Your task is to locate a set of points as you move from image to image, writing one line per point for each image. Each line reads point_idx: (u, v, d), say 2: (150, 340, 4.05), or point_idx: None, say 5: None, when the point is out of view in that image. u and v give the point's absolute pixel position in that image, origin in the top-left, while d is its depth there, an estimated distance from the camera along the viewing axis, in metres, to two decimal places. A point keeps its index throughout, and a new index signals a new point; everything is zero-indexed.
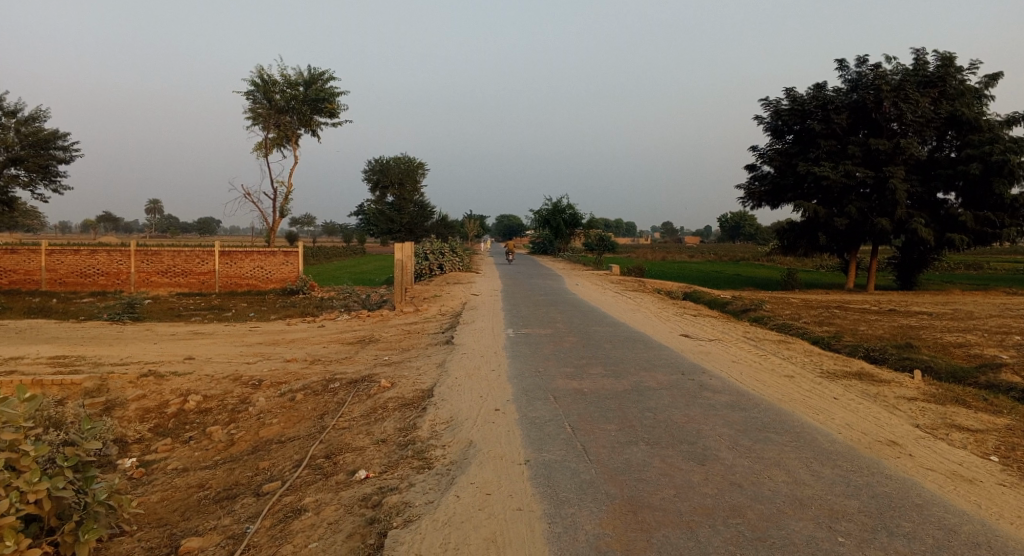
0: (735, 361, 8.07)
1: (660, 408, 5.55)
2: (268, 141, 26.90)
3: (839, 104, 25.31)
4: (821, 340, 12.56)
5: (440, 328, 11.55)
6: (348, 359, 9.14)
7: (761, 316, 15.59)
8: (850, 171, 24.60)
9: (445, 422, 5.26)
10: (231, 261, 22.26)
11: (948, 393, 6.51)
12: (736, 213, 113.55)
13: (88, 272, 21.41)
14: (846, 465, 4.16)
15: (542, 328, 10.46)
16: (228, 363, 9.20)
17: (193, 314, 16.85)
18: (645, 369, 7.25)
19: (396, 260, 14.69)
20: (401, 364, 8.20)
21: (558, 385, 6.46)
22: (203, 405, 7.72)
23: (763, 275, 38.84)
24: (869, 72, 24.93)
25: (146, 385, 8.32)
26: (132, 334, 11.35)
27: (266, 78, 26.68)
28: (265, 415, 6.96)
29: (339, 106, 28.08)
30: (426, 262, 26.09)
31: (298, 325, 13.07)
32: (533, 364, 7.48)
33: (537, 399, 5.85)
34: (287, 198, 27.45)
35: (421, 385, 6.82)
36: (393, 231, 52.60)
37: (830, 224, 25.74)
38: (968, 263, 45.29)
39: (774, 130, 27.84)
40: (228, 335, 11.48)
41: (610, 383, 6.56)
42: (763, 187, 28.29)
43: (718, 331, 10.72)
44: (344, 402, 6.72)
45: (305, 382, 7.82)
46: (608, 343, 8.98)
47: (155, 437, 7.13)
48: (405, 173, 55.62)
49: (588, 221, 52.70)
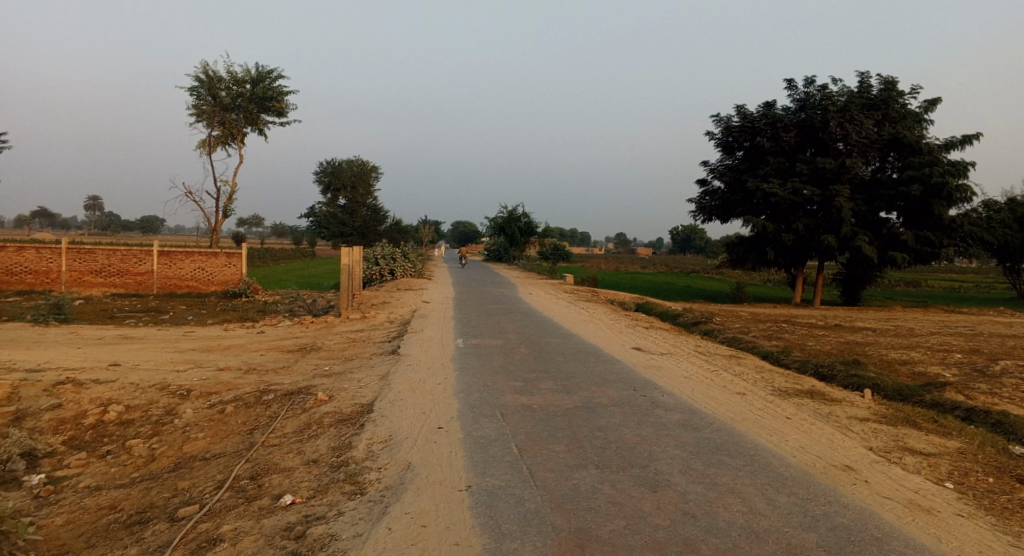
0: (687, 376, 8.01)
1: (611, 427, 5.34)
2: (212, 140, 25.72)
3: (788, 123, 26.18)
4: (771, 355, 12.78)
5: (388, 337, 11.09)
6: (287, 368, 8.57)
7: (712, 329, 15.80)
8: (798, 188, 25.47)
9: (383, 442, 4.88)
10: (171, 262, 21.03)
11: (898, 414, 6.60)
12: (688, 227, 116.72)
13: (10, 269, 19.73)
14: (802, 493, 4.05)
15: (492, 339, 10.17)
16: (155, 371, 8.23)
17: (126, 316, 15.71)
18: (596, 384, 7.06)
19: (344, 265, 14.13)
20: (343, 376, 7.73)
21: (506, 401, 6.17)
22: (126, 416, 6.68)
23: (713, 288, 39.80)
24: (817, 93, 25.95)
25: (63, 394, 7.13)
26: (52, 337, 10.33)
27: (210, 74, 25.50)
28: (192, 429, 6.21)
29: (288, 106, 27.12)
30: (377, 267, 25.44)
31: (237, 331, 12.27)
32: (480, 378, 7.17)
33: (482, 416, 5.55)
34: (230, 199, 26.51)
35: (361, 399, 6.41)
36: (345, 234, 51.21)
37: (778, 239, 26.57)
38: (901, 281, 47.82)
39: (725, 146, 28.58)
40: (159, 340, 10.60)
41: (560, 399, 6.33)
42: (714, 201, 29.00)
43: (672, 345, 10.71)
44: (276, 416, 6.22)
45: (237, 393, 7.25)
46: (559, 355, 8.77)
47: (68, 450, 6.01)
48: (359, 176, 54.63)
49: (544, 230, 52.93)
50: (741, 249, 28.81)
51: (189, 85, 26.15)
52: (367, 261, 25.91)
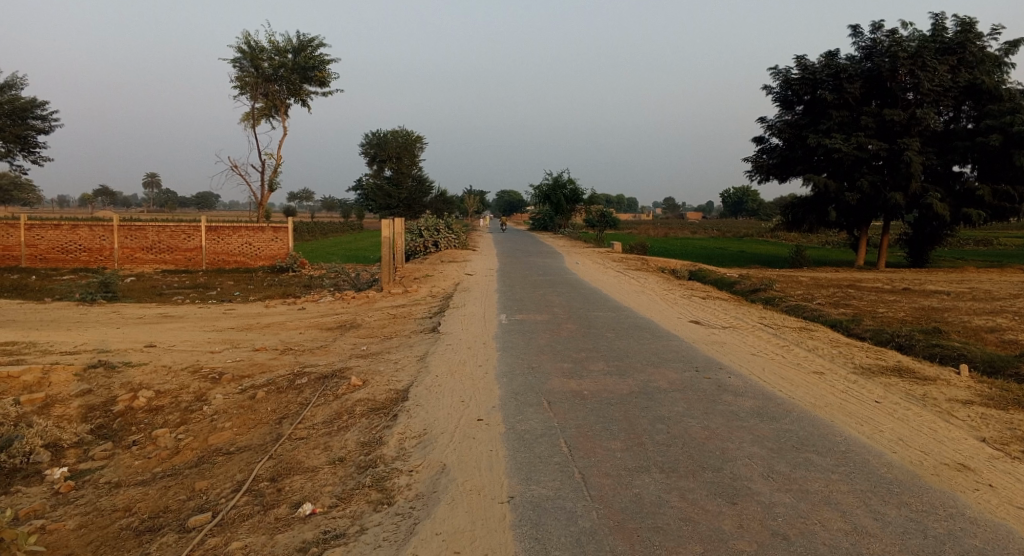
0: (753, 353, 7.19)
1: (674, 417, 4.66)
2: (256, 112, 25.77)
3: (852, 73, 23.98)
4: (839, 324, 11.68)
5: (428, 312, 10.65)
6: (323, 348, 8.23)
7: (773, 297, 14.72)
8: (863, 143, 23.38)
9: (416, 438, 4.38)
10: (219, 238, 21.33)
11: (1007, 394, 5.63)
12: (738, 189, 112.03)
13: (70, 248, 20.42)
14: (914, 502, 3.27)
15: (537, 314, 9.55)
16: (189, 353, 8.06)
17: (176, 293, 15.98)
18: (653, 365, 6.36)
19: (384, 237, 13.71)
20: (379, 357, 7.30)
21: (553, 386, 5.56)
22: (156, 402, 6.46)
23: (769, 251, 37.79)
24: (885, 38, 23.57)
25: (95, 379, 6.97)
26: (95, 316, 10.36)
27: (253, 45, 25.35)
28: (219, 418, 5.95)
29: (330, 75, 26.83)
30: (419, 239, 25.26)
31: (278, 308, 12.10)
32: (524, 359, 6.58)
33: (527, 405, 4.97)
34: (276, 171, 26.80)
35: (395, 384, 5.95)
36: (391, 206, 51.41)
37: (841, 198, 24.63)
38: (977, 240, 44.12)
39: (783, 101, 26.52)
40: (198, 319, 10.49)
41: (613, 383, 5.68)
42: (770, 160, 27.09)
43: (731, 316, 9.80)
44: (306, 404, 5.84)
45: (270, 377, 6.94)
46: (610, 332, 8.07)
47: (96, 440, 5.82)
48: (404, 147, 54.57)
49: (589, 196, 51.50)
50: (801, 210, 26.95)
51: (232, 56, 26.04)
52: (409, 233, 25.66)
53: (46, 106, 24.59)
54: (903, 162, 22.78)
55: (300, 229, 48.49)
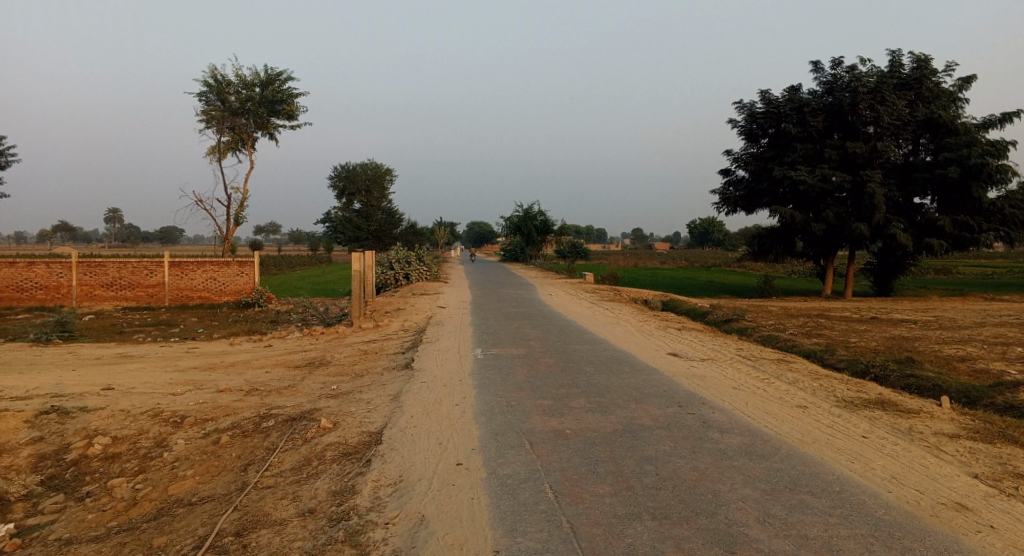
0: (734, 387, 7.13)
1: (661, 457, 4.52)
2: (222, 145, 25.37)
3: (814, 107, 24.99)
4: (813, 354, 11.79)
5: (401, 348, 10.36)
6: (291, 388, 7.85)
7: (746, 327, 14.85)
8: (827, 175, 24.21)
9: (392, 486, 4.10)
10: (182, 273, 20.64)
11: (989, 427, 5.66)
12: (705, 221, 114.90)
13: (24, 285, 19.44)
14: (918, 547, 3.16)
15: (513, 348, 9.36)
16: (149, 395, 7.56)
17: (135, 331, 15.28)
18: (635, 400, 6.22)
19: (355, 271, 13.40)
20: (352, 396, 6.97)
21: (533, 425, 5.35)
22: (112, 449, 5.95)
23: (737, 282, 38.49)
24: (845, 74, 24.70)
25: (47, 425, 6.41)
26: (46, 358, 9.73)
27: (219, 78, 25.13)
28: (180, 465, 5.48)
29: (298, 108, 26.74)
30: (390, 272, 24.94)
31: (244, 346, 11.60)
32: (502, 396, 6.36)
33: (507, 447, 4.75)
34: (242, 204, 26.33)
35: (369, 426, 5.65)
36: (361, 239, 50.98)
37: (808, 229, 25.33)
38: (933, 269, 45.81)
39: (749, 134, 27.44)
40: (159, 359, 9.95)
41: (596, 421, 5.51)
42: (738, 191, 27.82)
43: (708, 348, 9.79)
44: (274, 449, 5.47)
45: (234, 420, 6.53)
46: (588, 366, 7.93)
47: (46, 492, 5.26)
48: (372, 180, 54.47)
49: (560, 228, 52.02)
50: (768, 240, 27.60)
51: (198, 89, 25.78)
52: (380, 266, 25.31)
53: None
54: (866, 193, 23.64)
55: (268, 263, 47.49)
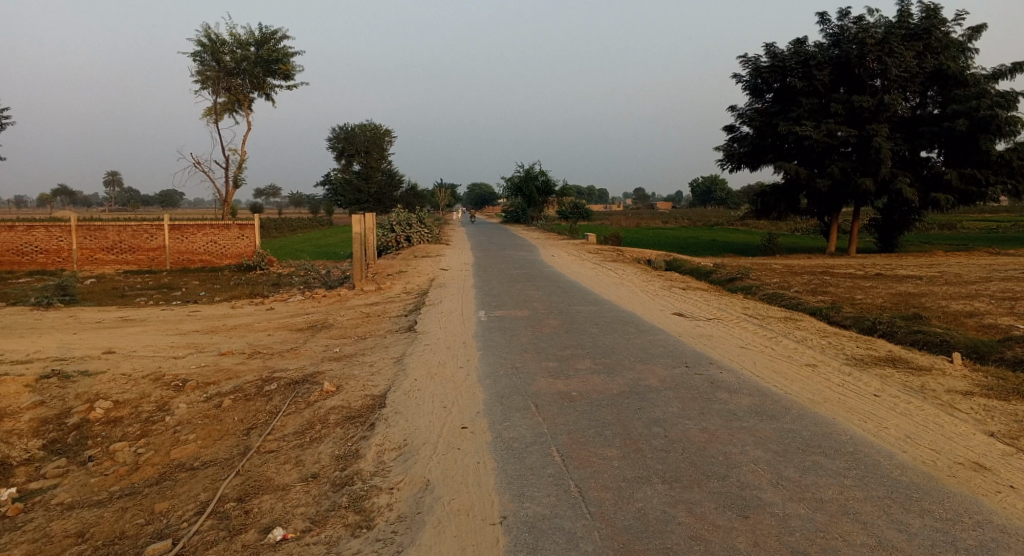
0: (742, 346, 7.02)
1: (670, 419, 4.45)
2: (219, 107, 24.78)
3: (820, 60, 24.19)
4: (819, 312, 11.66)
5: (404, 310, 10.26)
6: (293, 351, 7.77)
7: (751, 286, 14.70)
8: (832, 130, 23.60)
9: (396, 450, 4.03)
10: (183, 236, 20.47)
11: (1005, 383, 5.55)
12: (709, 180, 113.51)
13: (24, 249, 19.31)
14: (936, 509, 3.07)
15: (517, 309, 9.25)
16: (150, 359, 7.50)
17: (138, 294, 15.23)
18: (641, 361, 6.11)
19: (355, 233, 13.21)
20: (354, 359, 6.89)
21: (539, 388, 5.26)
22: (114, 413, 5.91)
23: (741, 241, 38.19)
24: (852, 26, 23.84)
25: (48, 389, 6.36)
26: (48, 322, 9.67)
27: (214, 38, 24.31)
28: (182, 429, 5.45)
29: (294, 68, 25.98)
30: (391, 234, 24.71)
31: (246, 309, 11.52)
32: (506, 358, 6.27)
33: (513, 409, 4.66)
34: (241, 167, 25.89)
35: (372, 389, 5.58)
36: (361, 201, 50.49)
37: (812, 186, 24.83)
38: (940, 225, 45.27)
39: (753, 89, 26.68)
40: (161, 322, 9.88)
41: (602, 382, 5.42)
42: (741, 148, 27.19)
43: (714, 307, 9.66)
44: (277, 412, 5.42)
45: (237, 384, 6.47)
46: (593, 327, 7.82)
47: (49, 456, 5.23)
48: (372, 140, 53.57)
49: (562, 188, 51.41)
50: (772, 198, 27.15)
51: (191, 49, 25.01)
52: (381, 228, 25.08)
53: None
54: (872, 148, 23.05)
55: (269, 225, 47.19)
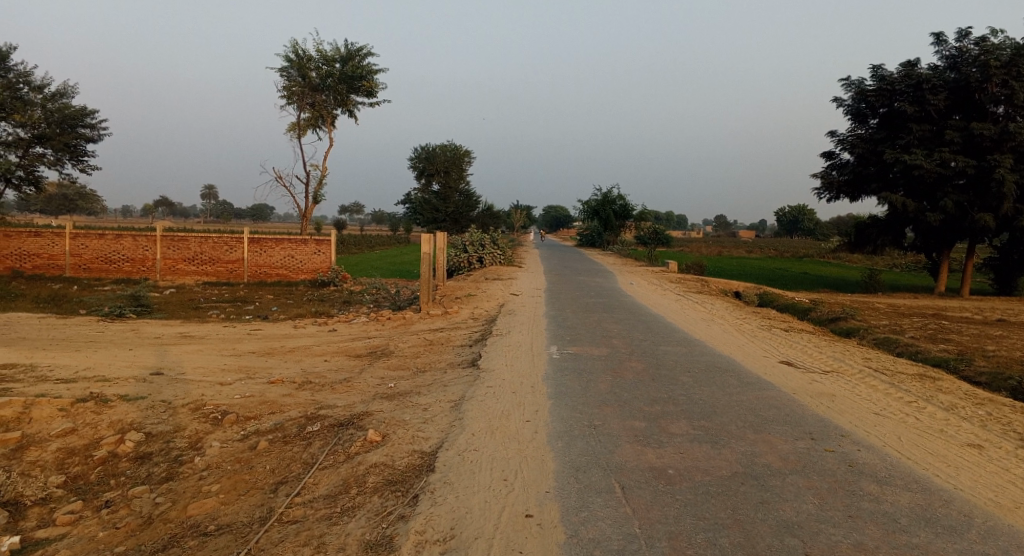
0: (877, 413, 5.60)
1: (808, 526, 3.26)
2: (303, 122, 25.53)
3: (935, 83, 21.63)
4: (946, 363, 9.81)
5: (468, 339, 9.48)
6: (345, 383, 7.12)
7: (855, 328, 12.84)
8: (947, 159, 20.89)
9: (439, 545, 3.09)
10: (261, 250, 20.93)
11: None
12: (796, 206, 107.28)
13: (114, 258, 20.42)
14: None
15: (593, 347, 8.19)
16: (196, 384, 7.08)
17: (211, 307, 15.48)
18: (752, 428, 4.92)
19: (424, 253, 12.61)
20: (406, 399, 6.10)
21: (624, 459, 4.19)
22: (144, 449, 5.40)
23: (836, 273, 34.99)
24: (973, 47, 21.25)
25: (82, 415, 5.99)
26: (110, 336, 9.63)
27: (301, 54, 25.19)
28: (208, 476, 4.80)
29: (376, 84, 26.48)
30: (463, 255, 24.46)
31: (307, 329, 11.17)
32: (581, 412, 5.24)
33: (593, 492, 3.63)
34: (321, 181, 26.47)
35: (422, 442, 4.73)
36: (438, 220, 50.55)
37: (922, 219, 22.11)
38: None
39: (855, 113, 24.37)
40: (219, 341, 9.63)
41: (705, 457, 4.25)
42: (841, 176, 24.76)
43: (829, 357, 8.14)
44: (311, 464, 4.65)
45: (279, 421, 5.84)
46: (685, 375, 6.64)
47: (66, 496, 4.71)
48: (451, 161, 54.49)
49: (640, 212, 49.74)
50: (875, 230, 24.49)
51: (280, 66, 25.99)
52: (453, 248, 24.84)
53: (96, 114, 24.21)
54: (993, 181, 20.09)
55: (347, 241, 48.65)
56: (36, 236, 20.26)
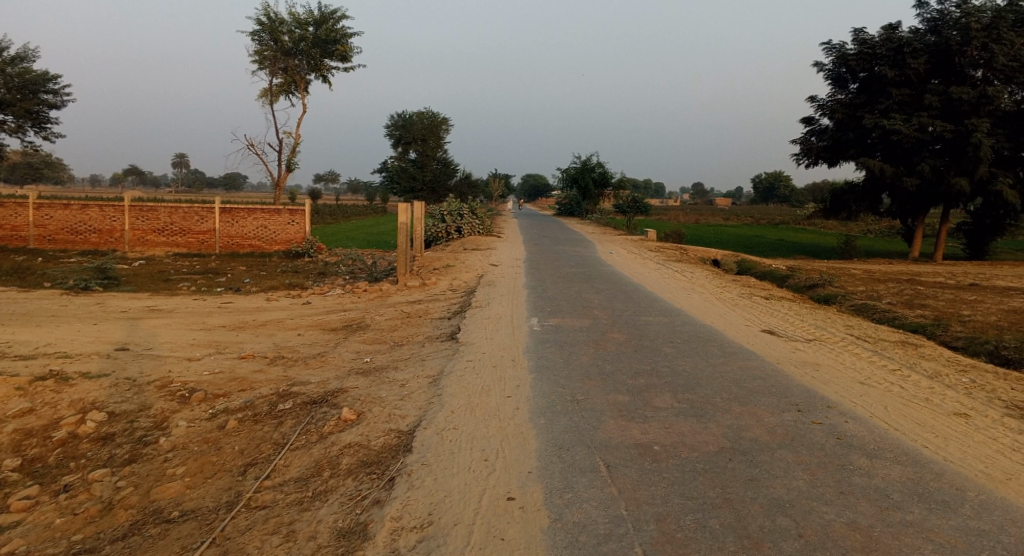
0: (861, 383, 5.56)
1: (800, 505, 3.16)
2: (275, 88, 24.49)
3: (915, 47, 21.55)
4: (923, 329, 9.91)
5: (447, 311, 9.24)
6: (321, 357, 6.87)
7: (833, 295, 12.93)
8: (925, 124, 20.96)
9: (417, 532, 2.91)
10: (233, 220, 20.25)
11: None
12: (773, 174, 108.00)
13: (80, 229, 19.55)
14: None
15: (574, 318, 8.05)
16: (163, 361, 6.75)
17: (182, 279, 14.94)
18: (738, 401, 4.83)
19: (401, 223, 12.25)
20: (384, 374, 5.88)
21: (608, 435, 4.06)
22: (106, 429, 5.10)
23: (812, 241, 35.40)
24: (955, 9, 21.16)
25: (40, 394, 5.65)
26: (72, 310, 9.17)
27: (272, 17, 24.00)
28: (174, 457, 4.54)
29: (352, 49, 25.45)
30: (441, 224, 24.07)
31: (281, 301, 10.82)
32: (563, 387, 5.09)
33: (577, 472, 3.49)
34: (295, 150, 25.58)
35: (400, 420, 4.53)
36: (415, 189, 49.81)
37: (898, 185, 22.29)
38: None
39: (836, 79, 24.26)
40: (189, 314, 9.25)
41: (692, 432, 4.15)
42: (820, 142, 24.76)
43: (810, 325, 8.13)
44: (283, 445, 4.43)
45: (249, 399, 5.57)
46: (668, 346, 6.54)
47: (20, 480, 4.41)
48: (429, 128, 53.36)
49: (620, 181, 49.50)
50: (852, 198, 24.66)
51: (250, 29, 24.77)
52: (431, 218, 24.40)
53: (58, 79, 22.88)
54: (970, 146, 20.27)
55: (323, 211, 47.56)
56: None
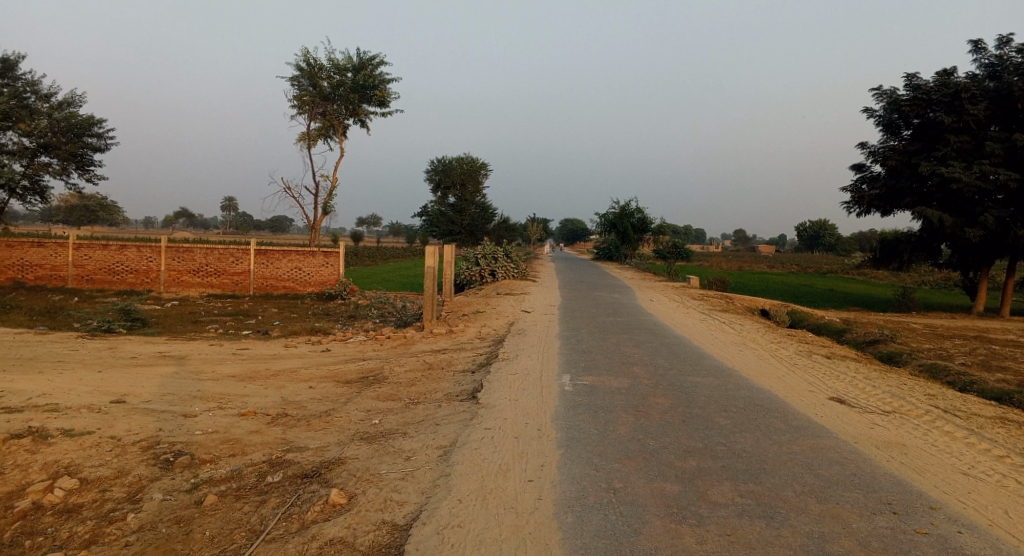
0: (965, 474, 4.48)
1: None
2: (313, 132, 24.99)
3: (974, 92, 20.30)
4: (1010, 398, 8.58)
5: (470, 364, 8.50)
6: (326, 417, 6.17)
7: (898, 353, 11.60)
8: (987, 172, 19.49)
9: None
10: (267, 262, 20.28)
11: None
12: (817, 223, 104.73)
13: (117, 269, 19.86)
14: None
15: (611, 377, 7.15)
16: (158, 416, 6.19)
17: (210, 321, 14.76)
18: (817, 497, 3.85)
19: (428, 267, 11.71)
20: (390, 442, 5.13)
21: (652, 548, 3.13)
22: (75, 499, 4.48)
23: (866, 291, 33.36)
24: (1016, 55, 19.98)
25: (13, 455, 5.11)
26: (82, 355, 8.81)
27: (312, 63, 24.72)
28: (136, 540, 3.85)
29: (388, 94, 26.00)
30: (476, 268, 23.66)
31: (299, 349, 10.30)
32: (597, 469, 4.23)
33: None
34: (331, 192, 25.83)
35: (396, 509, 3.73)
36: (453, 233, 50.29)
37: (959, 236, 20.66)
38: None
39: (887, 125, 23.08)
40: (200, 362, 8.77)
41: (764, 544, 3.19)
42: (872, 190, 23.42)
43: (885, 393, 6.98)
44: (258, 534, 3.69)
45: (237, 467, 4.90)
46: (721, 416, 5.59)
47: None
48: (467, 174, 54.06)
49: (658, 227, 48.52)
50: (909, 247, 23.05)
51: (291, 75, 25.49)
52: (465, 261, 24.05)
53: (103, 123, 23.91)
54: None
55: (360, 254, 48.07)
56: (38, 246, 19.76)
